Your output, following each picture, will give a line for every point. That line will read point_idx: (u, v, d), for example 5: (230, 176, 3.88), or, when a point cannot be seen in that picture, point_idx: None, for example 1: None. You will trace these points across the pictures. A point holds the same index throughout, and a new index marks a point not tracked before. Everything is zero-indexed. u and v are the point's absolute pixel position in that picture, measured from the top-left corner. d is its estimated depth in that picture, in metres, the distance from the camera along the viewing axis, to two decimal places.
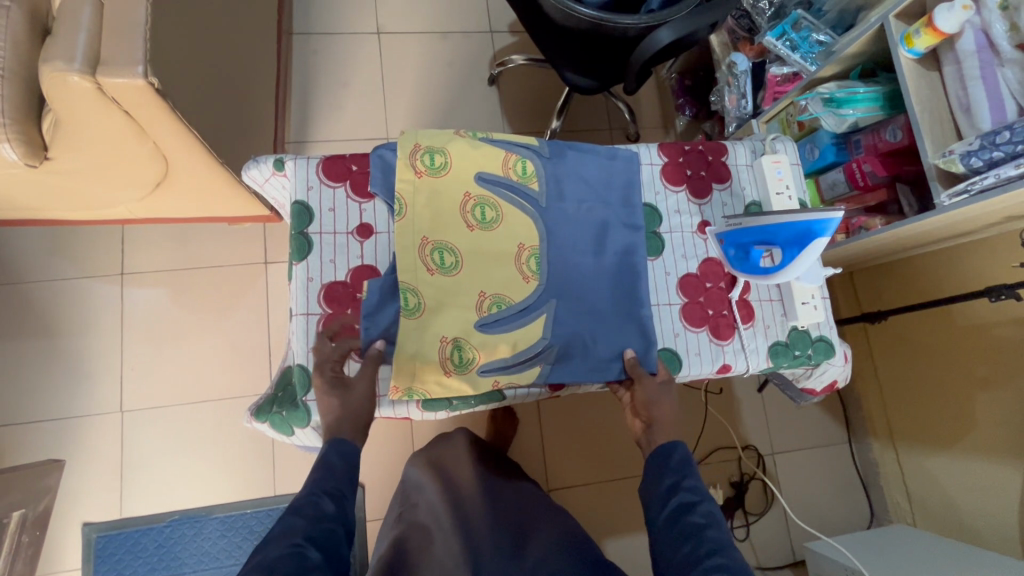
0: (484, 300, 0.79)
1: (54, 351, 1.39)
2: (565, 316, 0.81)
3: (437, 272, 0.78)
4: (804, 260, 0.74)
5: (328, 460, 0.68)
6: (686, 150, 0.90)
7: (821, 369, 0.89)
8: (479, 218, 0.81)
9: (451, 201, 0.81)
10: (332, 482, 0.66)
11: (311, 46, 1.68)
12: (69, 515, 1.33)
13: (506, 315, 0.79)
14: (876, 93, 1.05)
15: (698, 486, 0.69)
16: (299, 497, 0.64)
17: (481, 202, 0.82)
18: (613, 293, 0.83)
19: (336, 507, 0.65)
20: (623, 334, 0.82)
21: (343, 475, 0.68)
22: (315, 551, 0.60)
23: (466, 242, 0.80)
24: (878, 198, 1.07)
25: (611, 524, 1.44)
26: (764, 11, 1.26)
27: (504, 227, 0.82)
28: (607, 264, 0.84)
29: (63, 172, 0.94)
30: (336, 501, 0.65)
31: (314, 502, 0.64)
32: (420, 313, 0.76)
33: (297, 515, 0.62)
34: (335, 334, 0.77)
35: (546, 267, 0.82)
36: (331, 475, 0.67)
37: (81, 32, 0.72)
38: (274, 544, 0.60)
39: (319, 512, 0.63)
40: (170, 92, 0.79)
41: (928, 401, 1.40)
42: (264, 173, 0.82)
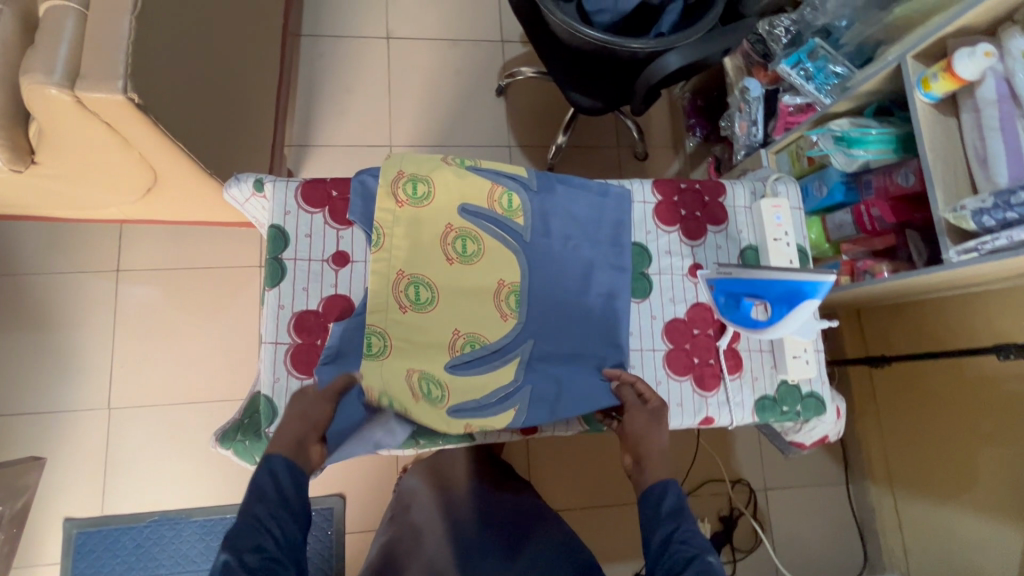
0: (457, 338, 0.77)
1: (46, 345, 1.40)
2: (541, 360, 0.78)
3: (410, 306, 0.76)
4: (794, 320, 0.71)
5: (264, 484, 0.64)
6: (681, 188, 0.87)
7: (811, 425, 0.85)
8: (459, 251, 0.79)
9: (430, 232, 0.78)
10: (274, 510, 0.63)
11: (319, 49, 1.66)
12: (51, 509, 1.34)
13: (477, 355, 0.76)
14: (889, 135, 1.00)
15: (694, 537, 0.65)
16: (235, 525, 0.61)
17: (462, 235, 0.79)
18: (595, 337, 0.80)
19: (282, 543, 0.61)
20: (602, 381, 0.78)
21: (287, 500, 0.64)
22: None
23: (443, 275, 0.78)
24: (885, 242, 1.03)
25: (609, 547, 1.42)
26: (780, 38, 1.21)
27: (485, 261, 0.79)
28: (589, 307, 0.80)
29: (50, 176, 0.94)
30: (280, 535, 0.61)
31: (254, 535, 0.60)
32: (384, 357, 0.73)
33: (232, 552, 0.58)
34: (303, 365, 0.75)
35: (526, 307, 0.79)
36: (269, 502, 0.63)
37: (62, 44, 0.70)
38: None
39: (259, 548, 0.59)
40: (153, 107, 0.78)
41: (931, 451, 1.34)
42: (244, 192, 0.81)
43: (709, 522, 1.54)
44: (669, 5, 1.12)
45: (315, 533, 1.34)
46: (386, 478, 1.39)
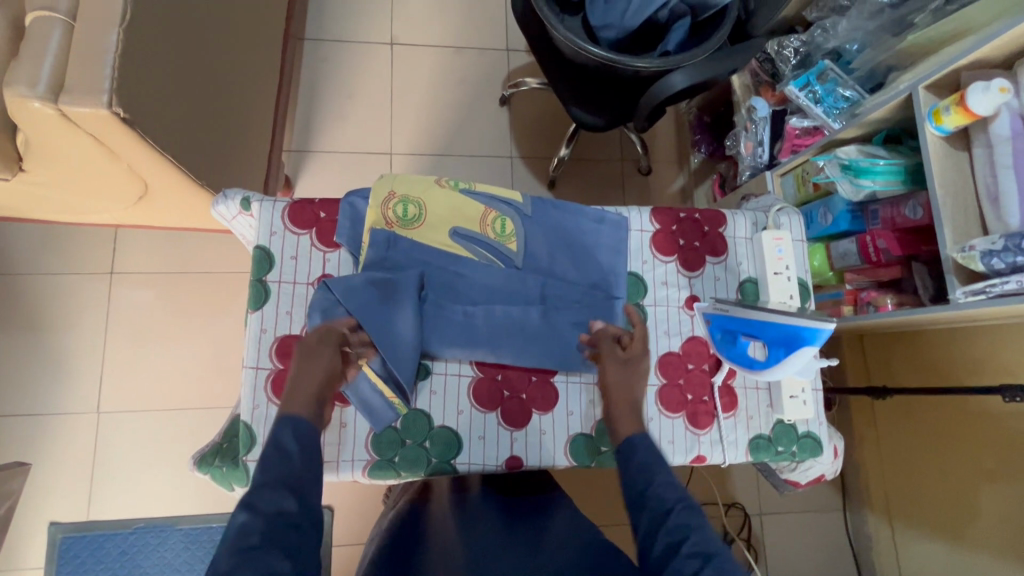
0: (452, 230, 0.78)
1: (36, 346, 1.39)
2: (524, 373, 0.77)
3: (397, 223, 0.77)
4: (792, 364, 0.69)
5: (281, 442, 0.57)
6: (680, 217, 0.84)
7: (806, 465, 0.83)
8: (449, 277, 0.77)
9: (421, 256, 0.76)
10: (291, 474, 0.55)
11: (321, 53, 1.64)
12: (36, 513, 1.33)
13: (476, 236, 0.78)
14: (898, 166, 0.97)
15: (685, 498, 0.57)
16: (247, 491, 0.52)
17: (452, 259, 0.77)
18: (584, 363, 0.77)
19: (303, 505, 0.53)
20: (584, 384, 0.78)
21: (305, 458, 0.57)
22: (279, 558, 0.48)
23: (436, 302, 0.75)
24: (891, 274, 1.00)
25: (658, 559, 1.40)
26: (789, 59, 1.18)
27: (476, 285, 0.77)
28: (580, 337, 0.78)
29: (38, 184, 0.92)
30: (299, 494, 0.53)
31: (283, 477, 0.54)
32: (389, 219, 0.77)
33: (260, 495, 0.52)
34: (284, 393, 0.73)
35: (515, 334, 0.76)
36: (286, 462, 0.56)
37: (47, 56, 0.69)
38: (225, 552, 0.47)
39: (279, 509, 0.51)
40: (141, 121, 0.76)
41: (929, 483, 1.31)
42: (231, 210, 0.79)
43: None
44: (676, 23, 1.09)
45: None
46: (375, 492, 1.37)
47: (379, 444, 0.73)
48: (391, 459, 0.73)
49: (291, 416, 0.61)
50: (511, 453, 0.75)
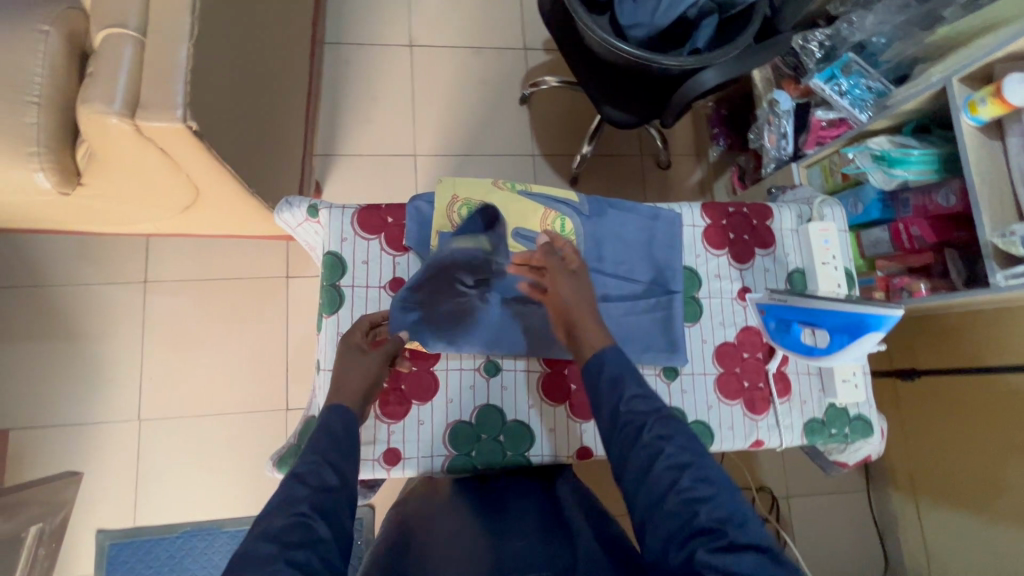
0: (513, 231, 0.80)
1: (75, 356, 1.40)
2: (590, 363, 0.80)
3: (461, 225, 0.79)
4: (853, 350, 0.72)
5: (331, 425, 0.64)
6: (730, 211, 0.88)
7: (856, 446, 0.86)
8: (514, 274, 0.80)
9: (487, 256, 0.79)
10: (336, 454, 0.61)
11: (342, 57, 1.65)
12: (83, 521, 1.34)
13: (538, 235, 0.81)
14: (932, 155, 1.01)
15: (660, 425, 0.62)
16: (299, 465, 0.59)
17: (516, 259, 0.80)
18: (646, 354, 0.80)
19: (342, 477, 0.60)
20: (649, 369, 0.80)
21: (339, 439, 0.63)
22: (322, 527, 0.54)
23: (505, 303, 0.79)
24: (923, 260, 1.04)
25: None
26: (814, 53, 1.20)
27: (539, 282, 0.81)
28: (644, 330, 0.81)
29: (94, 196, 0.93)
30: (339, 469, 0.60)
31: (318, 471, 0.59)
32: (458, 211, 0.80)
33: (297, 482, 0.57)
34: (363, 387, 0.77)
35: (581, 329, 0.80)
36: (331, 445, 0.62)
37: (121, 74, 0.70)
38: (275, 516, 0.54)
39: (323, 484, 0.58)
40: (208, 133, 0.77)
41: (954, 460, 1.35)
42: (297, 217, 0.82)
43: None
44: (705, 21, 1.11)
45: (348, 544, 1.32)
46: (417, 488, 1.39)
47: (457, 441, 0.78)
48: (469, 454, 0.77)
49: (340, 404, 0.68)
50: (581, 444, 0.80)
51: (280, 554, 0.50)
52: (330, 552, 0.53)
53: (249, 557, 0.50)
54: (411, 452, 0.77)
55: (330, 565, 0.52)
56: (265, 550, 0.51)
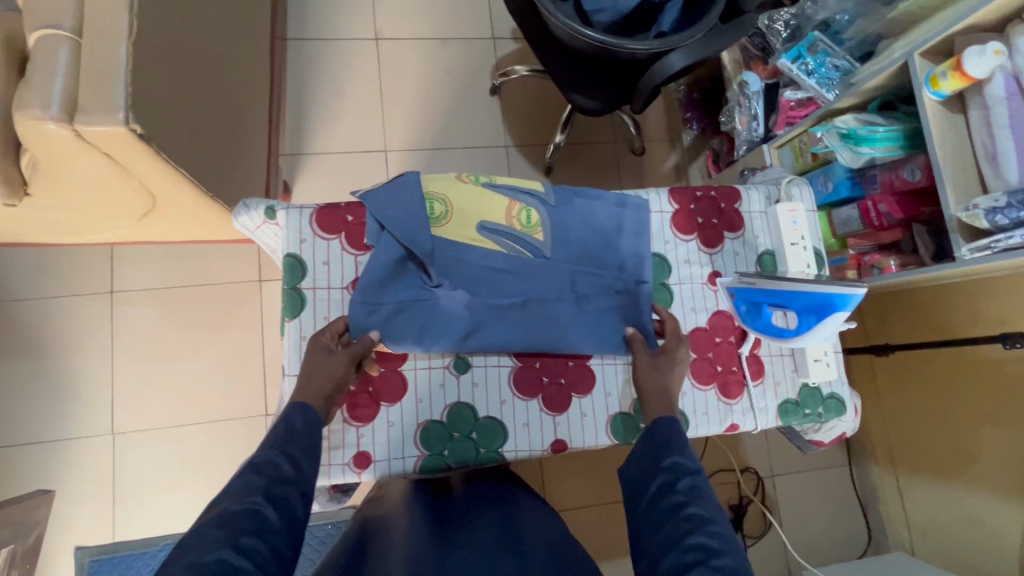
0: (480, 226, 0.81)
1: (42, 372, 1.36)
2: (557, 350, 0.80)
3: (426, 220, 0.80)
4: (821, 330, 0.72)
5: (291, 422, 0.64)
6: (697, 196, 0.88)
7: (830, 424, 0.87)
8: (483, 265, 0.80)
9: (453, 249, 0.79)
10: (295, 446, 0.62)
11: (306, 53, 1.61)
12: (59, 540, 1.31)
13: (503, 228, 0.82)
14: (896, 132, 1.01)
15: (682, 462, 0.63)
16: (257, 455, 0.60)
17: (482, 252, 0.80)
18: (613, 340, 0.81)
19: (297, 469, 0.61)
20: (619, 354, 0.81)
21: (300, 433, 0.64)
22: (270, 511, 0.55)
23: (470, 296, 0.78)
24: (891, 236, 1.04)
25: (604, 546, 1.38)
26: (780, 32, 1.19)
27: (504, 273, 0.80)
28: (615, 317, 0.81)
29: (43, 206, 0.90)
30: (297, 462, 0.61)
31: (274, 460, 0.60)
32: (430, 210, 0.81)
33: (254, 473, 0.58)
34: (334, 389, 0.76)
35: (550, 319, 0.80)
36: (291, 437, 0.63)
37: (56, 77, 0.67)
38: (231, 501, 0.55)
39: (279, 474, 0.59)
40: (154, 135, 0.75)
41: (931, 432, 1.36)
42: (254, 220, 0.81)
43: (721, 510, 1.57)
44: (670, 3, 1.10)
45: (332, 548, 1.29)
46: None
47: (428, 440, 0.77)
48: (442, 453, 0.77)
49: (307, 403, 0.67)
50: (555, 438, 0.79)
51: (229, 541, 0.51)
52: (278, 540, 0.54)
53: (197, 542, 0.52)
54: (382, 455, 0.76)
55: (278, 552, 0.54)
56: (214, 533, 0.52)
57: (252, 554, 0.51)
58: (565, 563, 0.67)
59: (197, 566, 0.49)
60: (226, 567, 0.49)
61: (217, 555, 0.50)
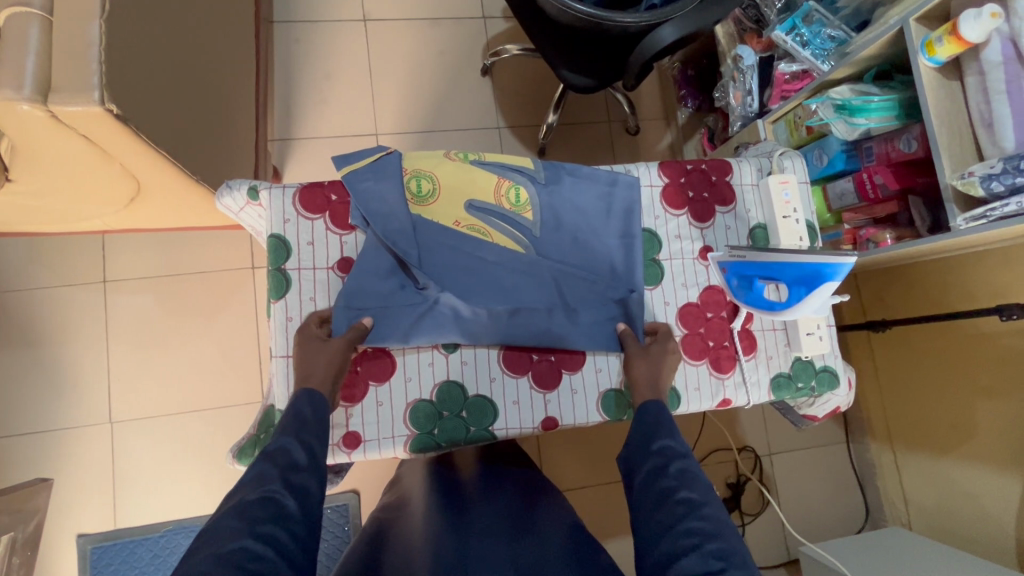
0: (467, 207, 0.82)
1: (36, 362, 1.36)
2: (544, 328, 0.80)
3: (412, 198, 0.80)
4: (812, 302, 0.71)
5: (299, 411, 0.66)
6: (688, 169, 0.87)
7: (824, 398, 0.87)
8: (466, 247, 0.79)
9: (439, 228, 0.80)
10: (306, 432, 0.64)
11: (293, 36, 1.59)
12: (62, 527, 1.32)
13: (489, 207, 0.82)
14: (892, 101, 0.98)
15: (672, 444, 0.66)
16: (271, 443, 0.62)
17: (472, 229, 0.81)
18: (604, 321, 0.81)
19: (311, 456, 0.62)
20: (610, 337, 0.81)
21: (317, 431, 0.66)
22: (287, 499, 0.57)
23: (455, 277, 0.79)
24: (888, 210, 1.03)
25: (616, 522, 1.40)
26: (774, 3, 1.17)
27: (491, 253, 0.80)
28: (601, 301, 0.82)
29: (25, 193, 0.88)
30: (311, 450, 0.63)
31: (287, 449, 0.61)
32: (414, 196, 0.81)
33: (268, 461, 0.60)
34: (346, 392, 0.77)
35: (535, 304, 0.80)
36: (301, 423, 0.65)
37: (29, 56, 0.65)
38: (248, 490, 0.57)
39: (291, 460, 0.61)
40: (133, 116, 0.73)
41: (928, 407, 1.36)
42: (238, 201, 0.81)
43: (718, 489, 1.57)
44: None
45: (331, 531, 1.31)
46: None
47: (418, 418, 0.77)
48: (431, 432, 0.77)
49: (312, 390, 0.68)
50: (546, 415, 0.80)
51: (249, 528, 0.53)
52: (298, 527, 0.56)
53: (216, 530, 0.53)
54: (372, 434, 0.77)
55: (297, 539, 0.55)
56: (232, 524, 0.53)
57: (275, 542, 0.53)
58: (552, 553, 0.67)
59: (221, 557, 0.50)
60: (244, 555, 0.50)
61: (238, 543, 0.51)
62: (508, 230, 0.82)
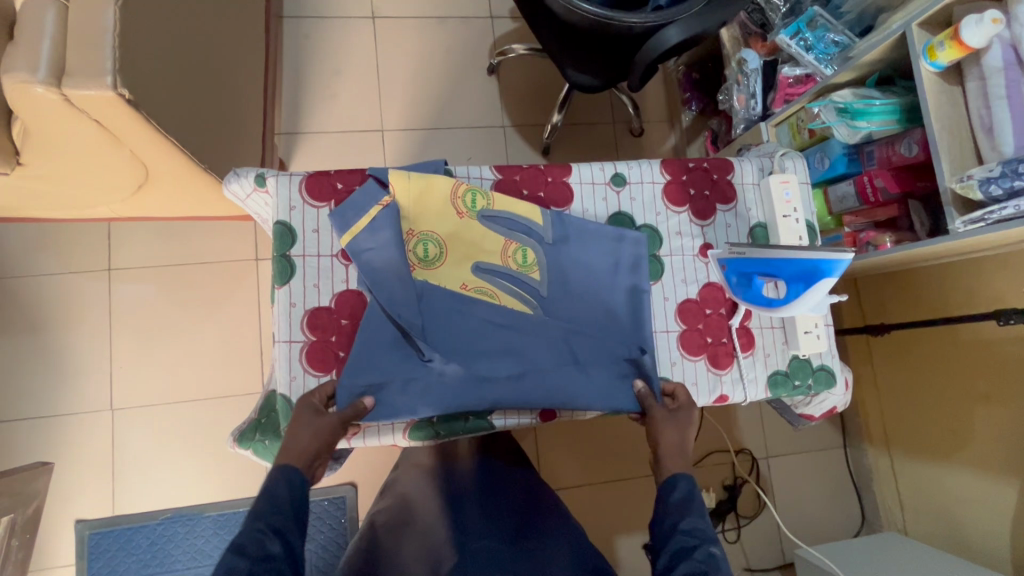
0: (475, 269, 0.79)
1: (40, 348, 1.37)
2: (556, 396, 0.76)
3: (419, 263, 0.77)
4: (809, 298, 0.72)
5: (274, 493, 0.64)
6: (690, 167, 0.88)
7: (821, 398, 0.87)
8: (473, 312, 0.77)
9: (444, 294, 0.77)
10: (279, 518, 0.62)
11: (303, 31, 1.60)
12: (61, 512, 1.33)
13: (498, 271, 0.80)
14: (893, 105, 1.00)
15: (699, 526, 0.64)
16: (240, 534, 0.60)
17: (479, 293, 0.78)
18: (618, 384, 0.78)
19: (287, 545, 0.61)
20: (630, 402, 0.77)
21: (297, 506, 0.64)
22: None
23: (461, 339, 0.76)
24: (888, 213, 1.04)
25: (610, 522, 1.40)
26: (779, 7, 1.18)
27: (500, 317, 0.78)
28: (612, 366, 0.79)
29: (37, 177, 0.90)
30: (285, 538, 0.61)
31: (260, 539, 0.60)
32: (420, 262, 0.77)
33: (240, 556, 0.58)
34: (321, 364, 0.77)
35: (544, 366, 0.77)
36: (275, 509, 0.63)
37: (44, 40, 0.66)
38: None
39: (264, 551, 0.59)
40: (144, 102, 0.75)
41: (926, 412, 1.37)
42: (245, 188, 0.82)
43: (714, 491, 1.57)
44: None
45: (328, 523, 1.32)
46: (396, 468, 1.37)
47: None
48: (430, 418, 0.78)
49: (289, 468, 0.66)
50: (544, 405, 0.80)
51: None
52: None
53: None
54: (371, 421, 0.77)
55: None
56: None
57: None
58: None
59: None
60: None
61: None
62: (517, 296, 0.79)
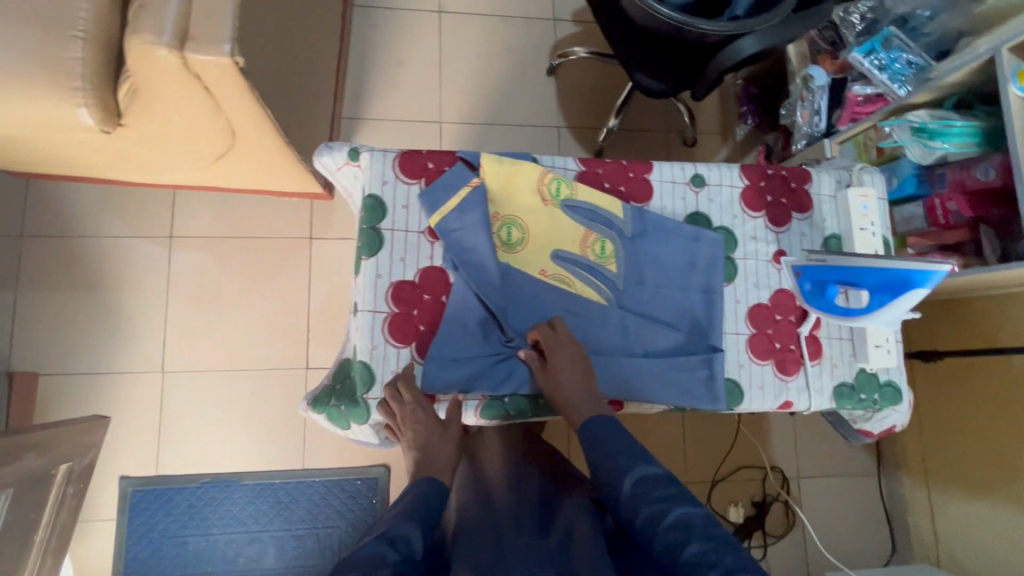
0: (555, 257, 0.82)
1: (101, 307, 1.42)
2: (625, 385, 0.79)
3: (502, 245, 0.80)
4: (893, 309, 0.73)
5: (429, 497, 0.70)
6: (768, 174, 0.89)
7: (883, 414, 0.87)
8: (552, 299, 0.80)
9: (526, 278, 0.80)
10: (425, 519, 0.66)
11: (371, 20, 1.65)
12: (107, 467, 1.37)
13: (575, 259, 0.82)
14: (974, 128, 1.00)
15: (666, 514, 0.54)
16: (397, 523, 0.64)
17: (557, 279, 0.81)
18: (688, 378, 0.80)
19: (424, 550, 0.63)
20: (699, 395, 0.80)
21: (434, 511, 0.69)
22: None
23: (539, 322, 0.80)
24: (957, 237, 1.04)
25: None
26: (855, 25, 1.17)
27: (578, 305, 0.81)
28: (683, 360, 0.81)
29: (132, 139, 0.94)
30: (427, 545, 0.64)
31: (409, 532, 0.63)
32: (503, 245, 0.81)
33: (391, 541, 0.61)
34: (400, 334, 0.79)
35: (616, 356, 0.80)
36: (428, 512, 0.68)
37: (170, 6, 0.70)
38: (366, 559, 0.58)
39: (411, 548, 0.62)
40: (250, 72, 0.78)
41: (970, 443, 1.34)
42: (336, 161, 0.85)
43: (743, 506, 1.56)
44: None
45: None
46: None
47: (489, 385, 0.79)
48: (500, 398, 0.80)
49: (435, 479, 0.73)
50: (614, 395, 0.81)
51: None
52: None
53: None
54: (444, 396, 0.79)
55: None
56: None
57: None
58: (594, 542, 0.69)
59: None
60: None
61: None
62: (592, 286, 0.82)
